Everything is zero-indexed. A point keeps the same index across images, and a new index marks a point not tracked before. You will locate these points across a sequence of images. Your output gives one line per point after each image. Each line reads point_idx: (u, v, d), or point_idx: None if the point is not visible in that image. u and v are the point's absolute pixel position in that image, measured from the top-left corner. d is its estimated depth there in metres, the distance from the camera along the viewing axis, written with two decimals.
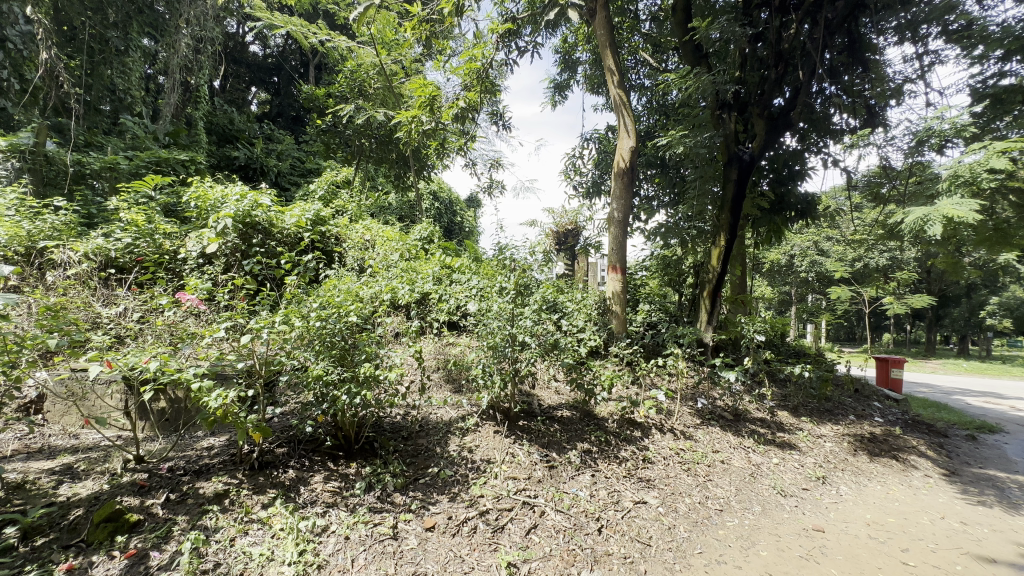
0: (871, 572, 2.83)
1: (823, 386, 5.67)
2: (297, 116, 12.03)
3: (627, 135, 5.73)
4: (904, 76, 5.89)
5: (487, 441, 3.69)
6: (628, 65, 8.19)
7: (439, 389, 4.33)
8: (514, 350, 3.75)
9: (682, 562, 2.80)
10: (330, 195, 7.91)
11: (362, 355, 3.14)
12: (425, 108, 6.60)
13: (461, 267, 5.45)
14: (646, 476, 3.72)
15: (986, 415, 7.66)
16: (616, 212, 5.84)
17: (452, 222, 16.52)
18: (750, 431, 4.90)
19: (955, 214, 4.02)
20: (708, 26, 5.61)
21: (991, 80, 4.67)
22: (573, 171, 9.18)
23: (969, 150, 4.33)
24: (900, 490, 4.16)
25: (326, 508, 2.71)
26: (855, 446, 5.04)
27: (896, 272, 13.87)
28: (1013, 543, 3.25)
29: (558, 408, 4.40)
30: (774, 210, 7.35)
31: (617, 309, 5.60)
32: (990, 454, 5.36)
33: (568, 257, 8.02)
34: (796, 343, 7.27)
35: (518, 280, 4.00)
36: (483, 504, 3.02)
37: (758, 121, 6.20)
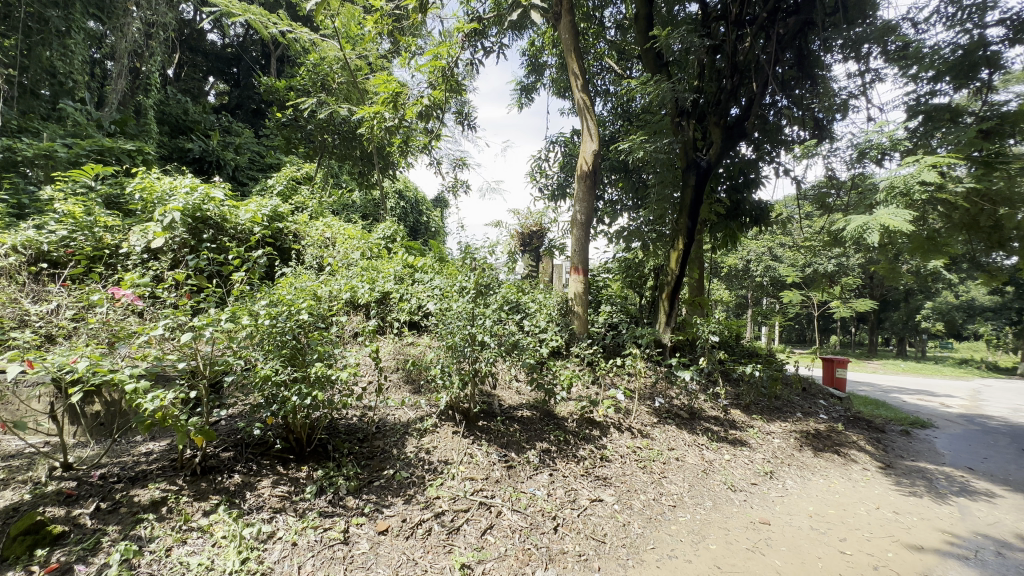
0: (812, 561, 2.96)
1: (773, 385, 5.89)
2: (258, 109, 11.56)
3: (590, 138, 5.80)
4: (848, 91, 6.24)
5: (446, 442, 3.64)
6: (594, 70, 8.34)
7: (399, 390, 4.25)
8: (474, 350, 3.72)
9: (634, 557, 2.85)
10: (290, 190, 7.61)
11: (314, 353, 3.02)
12: (389, 105, 6.50)
13: (424, 266, 5.37)
14: (603, 474, 3.77)
15: (920, 411, 8.22)
16: (579, 214, 5.90)
17: (418, 221, 16.28)
18: (703, 429, 5.05)
19: (891, 223, 4.29)
20: (668, 36, 5.78)
21: (924, 99, 5.03)
22: (538, 173, 9.25)
23: (901, 163, 4.62)
24: (841, 483, 4.39)
25: (273, 514, 2.60)
26: (801, 442, 5.29)
27: (842, 278, 14.65)
28: (939, 531, 3.48)
29: (519, 408, 4.40)
30: (730, 216, 7.61)
31: (578, 310, 5.66)
32: (921, 448, 5.74)
33: (533, 258, 8.06)
34: (750, 343, 7.54)
35: (478, 279, 4.00)
36: (438, 506, 2.97)
37: (715, 129, 6.40)
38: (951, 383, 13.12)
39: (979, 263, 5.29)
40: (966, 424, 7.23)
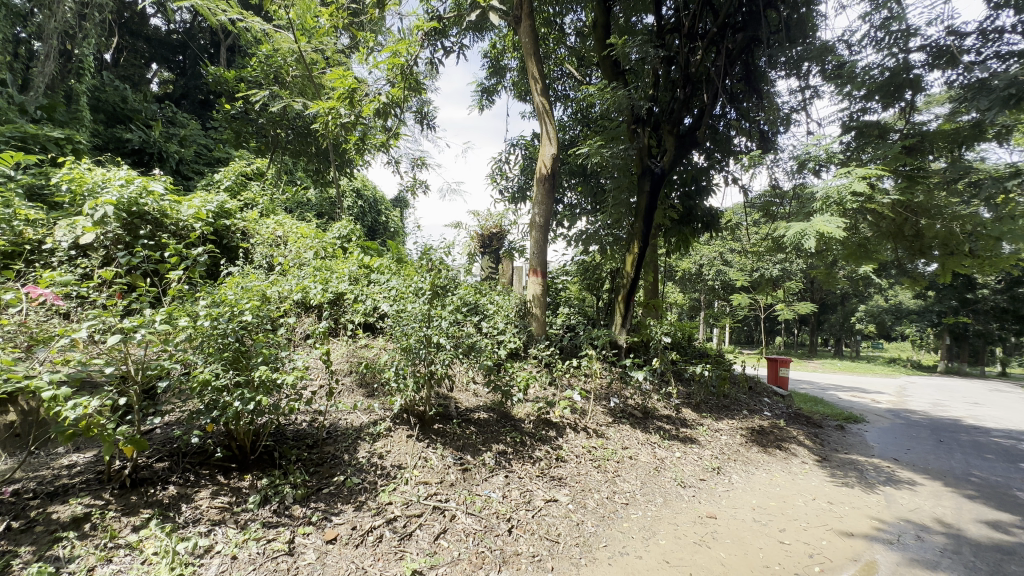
0: (753, 552, 3.10)
1: (721, 384, 6.14)
2: (205, 100, 10.96)
3: (548, 141, 5.85)
4: (791, 105, 6.61)
5: (400, 446, 3.55)
6: (554, 75, 8.45)
7: (351, 393, 4.11)
8: (429, 352, 3.67)
9: (587, 556, 2.89)
10: (239, 186, 7.22)
11: (258, 356, 2.87)
12: (344, 101, 6.33)
13: (380, 266, 5.24)
14: (558, 474, 3.81)
15: (853, 407, 8.79)
16: (538, 216, 5.94)
17: (376, 221, 15.94)
18: (656, 427, 5.19)
19: (825, 230, 4.57)
20: (625, 45, 5.93)
21: (857, 116, 5.40)
22: (499, 175, 9.26)
23: (835, 175, 4.93)
24: (782, 476, 4.63)
25: (211, 527, 2.45)
26: (746, 438, 5.53)
27: (785, 282, 15.49)
28: (868, 518, 3.72)
29: (476, 411, 4.36)
30: (683, 222, 7.89)
31: (536, 312, 5.69)
32: (853, 442, 6.13)
33: (492, 260, 8.05)
34: (701, 344, 7.82)
35: (434, 281, 3.95)
36: (390, 512, 2.90)
37: (669, 137, 6.60)
38: (881, 381, 14.14)
39: (905, 269, 5.72)
40: (893, 419, 7.79)
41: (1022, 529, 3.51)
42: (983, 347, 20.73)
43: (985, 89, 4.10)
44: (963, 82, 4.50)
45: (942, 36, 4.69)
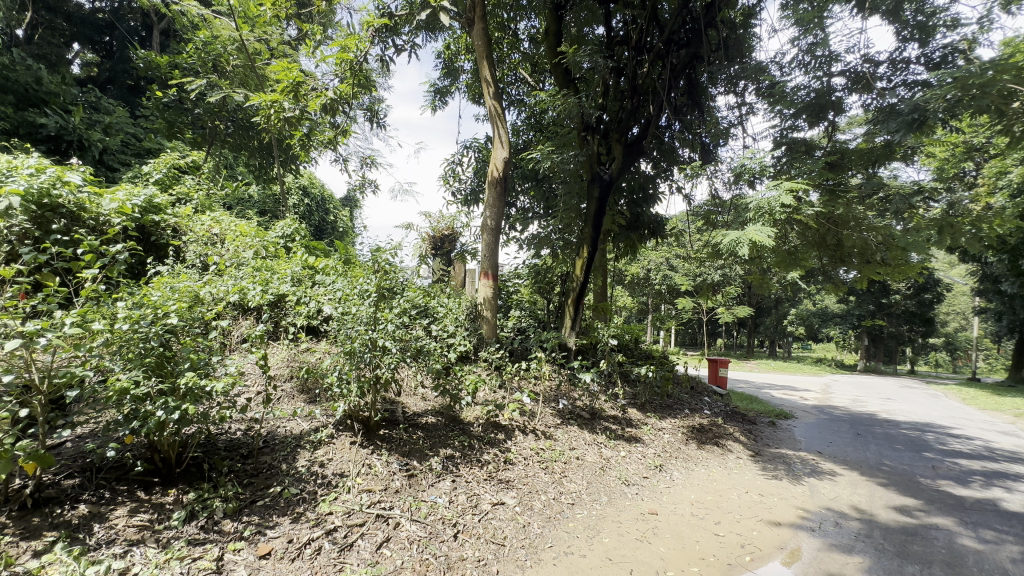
0: (691, 546, 3.23)
1: (664, 384, 6.41)
2: (135, 86, 10.17)
3: (500, 145, 5.86)
4: (729, 120, 7.00)
5: (342, 453, 3.42)
6: (508, 80, 8.49)
7: (292, 400, 3.91)
8: (374, 356, 3.53)
9: (532, 557, 2.91)
10: (171, 179, 6.73)
11: (185, 361, 2.66)
12: (289, 94, 6.07)
13: (326, 267, 5.04)
14: (506, 477, 3.82)
15: (785, 405, 9.35)
16: (489, 219, 5.93)
17: (324, 220, 15.36)
18: (602, 428, 5.31)
19: (757, 239, 4.86)
20: (576, 53, 6.07)
21: (787, 132, 5.80)
22: (452, 177, 9.19)
23: (766, 187, 5.25)
24: (719, 471, 4.87)
25: (127, 548, 2.25)
26: (687, 436, 5.78)
27: (725, 287, 16.34)
28: (794, 508, 3.98)
29: (423, 416, 4.27)
30: (631, 228, 8.13)
31: (487, 315, 5.68)
32: (783, 437, 6.55)
33: (444, 262, 7.96)
34: (647, 347, 8.08)
35: (380, 282, 3.84)
36: (330, 522, 2.79)
37: (617, 145, 6.78)
38: (809, 379, 15.17)
39: (829, 275, 6.17)
40: (819, 415, 8.39)
41: (923, 512, 3.87)
42: (895, 347, 22.87)
43: (894, 113, 4.54)
44: (877, 106, 4.94)
45: (860, 63, 5.14)
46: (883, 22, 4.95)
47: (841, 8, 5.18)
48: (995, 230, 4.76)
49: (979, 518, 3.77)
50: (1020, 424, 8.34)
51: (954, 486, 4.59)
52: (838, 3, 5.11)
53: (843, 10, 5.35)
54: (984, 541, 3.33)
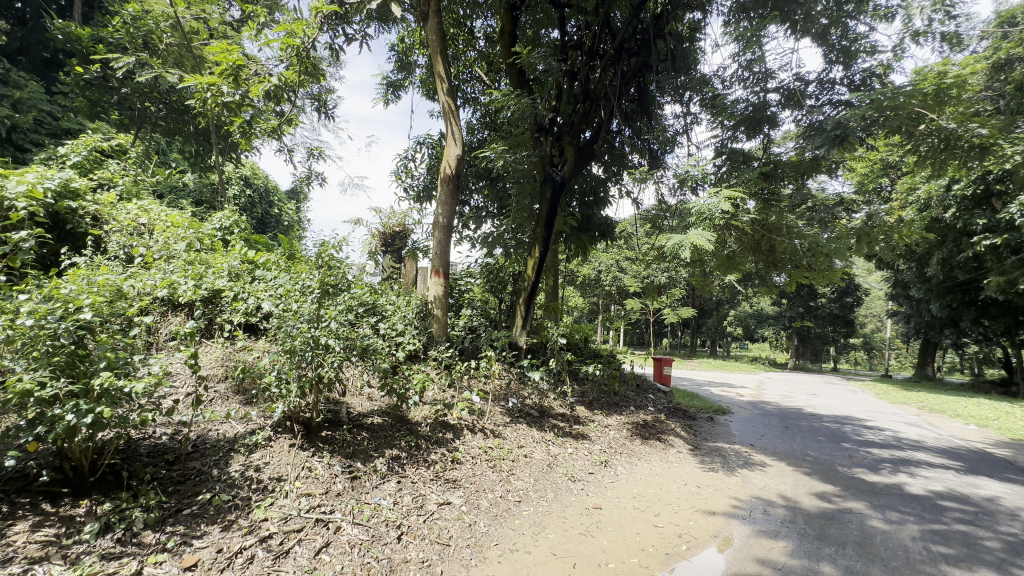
0: (632, 537, 3.34)
1: (611, 382, 6.62)
2: (51, 59, 9.23)
3: (454, 142, 5.80)
4: (676, 128, 7.30)
5: (280, 457, 3.25)
6: (464, 77, 8.44)
7: (226, 401, 3.68)
8: (317, 354, 3.37)
9: (477, 556, 2.90)
10: (93, 162, 6.17)
11: (101, 360, 2.43)
12: (227, 78, 5.62)
13: (267, 261, 4.73)
14: (453, 477, 3.79)
15: (723, 401, 9.86)
16: (441, 216, 5.85)
17: (267, 213, 14.60)
18: (551, 425, 5.39)
19: (698, 243, 5.10)
20: (531, 55, 6.12)
21: (727, 143, 6.12)
22: (404, 173, 9.00)
23: (708, 195, 5.50)
24: (660, 465, 5.07)
25: (27, 567, 2.02)
26: (631, 432, 5.97)
27: (671, 290, 17.02)
28: (728, 497, 4.21)
29: (369, 416, 4.14)
30: (582, 229, 8.28)
31: (438, 314, 5.61)
32: (719, 431, 6.91)
33: (394, 259, 7.80)
34: (596, 346, 8.27)
35: (324, 278, 3.70)
36: (265, 529, 2.66)
37: (569, 148, 6.89)
38: (746, 377, 16.07)
39: (764, 279, 6.58)
40: (752, 410, 8.91)
41: (840, 497, 4.21)
42: (821, 347, 24.76)
43: (821, 130, 4.92)
44: (806, 122, 5.32)
45: (792, 81, 5.51)
46: (813, 44, 5.34)
47: (777, 29, 5.53)
48: (904, 240, 5.24)
49: (887, 501, 4.15)
50: (923, 416, 9.24)
51: (866, 473, 5.02)
52: (774, 24, 5.45)
53: (779, 31, 5.72)
54: (890, 522, 3.66)
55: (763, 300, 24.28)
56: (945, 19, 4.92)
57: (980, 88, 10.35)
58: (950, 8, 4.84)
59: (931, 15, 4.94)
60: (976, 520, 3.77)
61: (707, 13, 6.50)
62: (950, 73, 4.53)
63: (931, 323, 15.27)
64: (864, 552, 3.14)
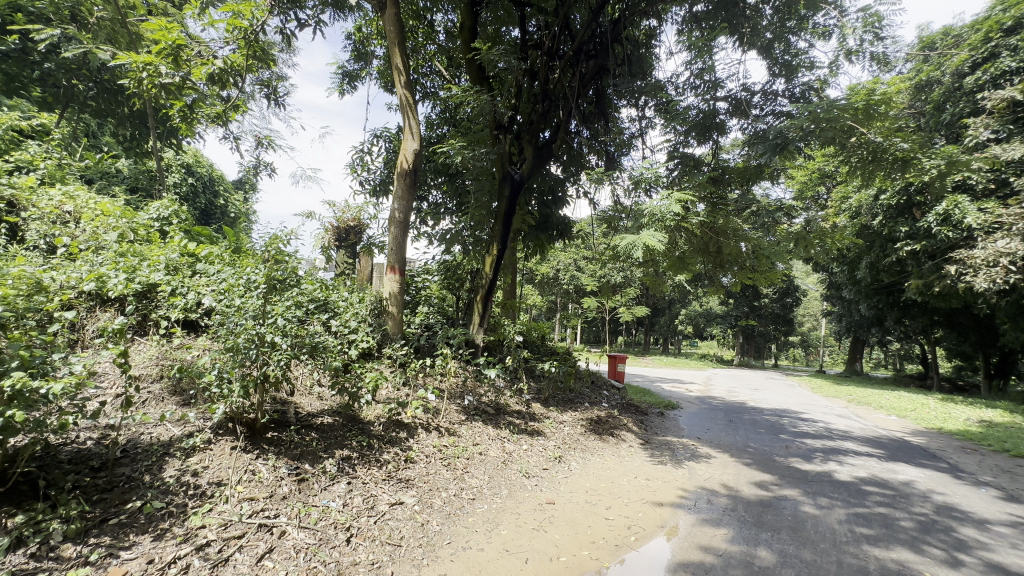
0: (583, 531, 3.40)
1: (566, 379, 6.75)
2: None
3: (411, 136, 5.69)
4: (632, 132, 7.49)
5: (221, 460, 3.08)
6: (423, 71, 8.31)
7: (160, 402, 3.44)
8: (262, 352, 3.23)
9: (429, 555, 2.87)
10: (9, 142, 5.61)
11: (12, 359, 2.20)
12: (166, 57, 5.24)
13: (210, 255, 4.45)
14: (406, 476, 3.73)
15: (673, 397, 10.26)
16: (398, 212, 5.73)
17: (211, 204, 13.81)
18: (506, 423, 5.41)
19: (650, 243, 5.26)
20: (491, 51, 6.09)
21: (679, 147, 6.34)
22: (360, 166, 8.75)
23: (660, 197, 5.66)
24: (612, 460, 5.20)
25: None
26: (585, 428, 6.09)
27: (626, 289, 17.51)
28: (676, 488, 4.38)
29: (318, 416, 4.00)
30: (540, 228, 8.35)
31: (393, 310, 5.49)
32: (669, 426, 7.17)
33: (348, 255, 7.57)
34: (553, 343, 8.38)
35: (270, 272, 3.54)
36: (202, 537, 2.51)
37: (528, 146, 6.92)
38: (694, 373, 16.76)
39: (712, 279, 6.87)
40: (700, 405, 9.31)
41: (777, 486, 4.47)
42: (763, 344, 26.19)
43: (764, 138, 5.19)
44: (751, 130, 5.61)
45: (739, 91, 5.77)
46: (759, 57, 5.63)
47: (726, 40, 5.78)
48: (837, 245, 5.62)
49: (818, 487, 4.45)
50: (852, 408, 9.98)
51: (801, 462, 5.36)
52: (724, 35, 5.70)
53: (728, 42, 5.98)
54: (820, 507, 3.93)
55: (712, 300, 25.42)
56: (874, 40, 5.30)
57: (905, 106, 11.28)
58: (878, 31, 5.22)
59: (863, 36, 5.31)
60: (894, 503, 4.11)
61: (662, 21, 6.70)
62: (878, 90, 4.90)
63: (860, 322, 16.49)
64: (796, 536, 3.34)
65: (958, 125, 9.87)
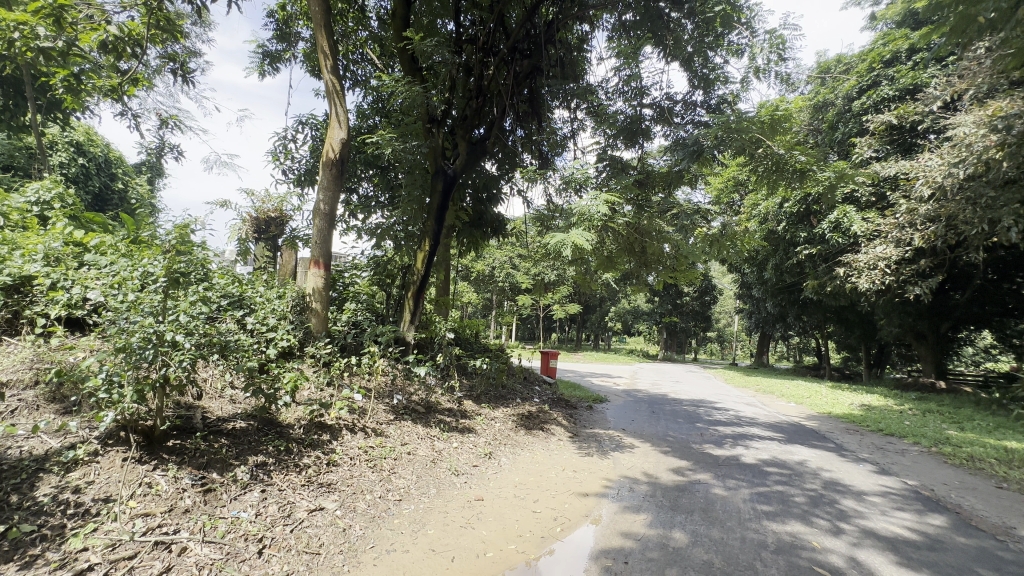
0: (510, 525, 3.43)
1: (497, 375, 6.80)
2: None
3: (338, 124, 5.40)
4: (564, 133, 7.65)
5: (109, 473, 2.74)
6: (353, 57, 7.96)
7: (33, 411, 2.99)
8: (162, 354, 2.91)
9: (351, 561, 2.76)
10: None
11: None
12: (45, 18, 4.56)
13: (101, 244, 3.95)
14: (328, 480, 3.55)
15: (602, 390, 10.63)
16: (323, 203, 5.42)
17: (108, 188, 12.35)
18: (437, 421, 5.34)
19: (579, 242, 5.39)
20: (424, 42, 5.93)
21: (608, 150, 6.62)
22: (283, 153, 8.21)
23: (589, 197, 5.83)
24: (541, 454, 5.29)
25: None
26: (516, 423, 6.17)
27: (560, 287, 17.96)
28: (600, 478, 4.54)
29: (230, 421, 3.69)
30: (474, 225, 8.31)
31: (317, 307, 5.20)
32: (596, 419, 7.43)
33: (268, 248, 7.09)
34: (486, 340, 8.39)
35: (172, 265, 3.22)
36: (84, 561, 2.23)
37: (462, 142, 6.84)
38: (622, 368, 17.55)
39: (638, 277, 7.20)
40: (626, 398, 9.74)
41: (691, 471, 4.79)
42: (685, 339, 27.98)
43: (684, 145, 5.52)
44: (673, 138, 5.95)
45: (663, 99, 6.09)
46: (681, 69, 5.98)
47: (652, 50, 6.07)
48: (747, 247, 6.11)
49: (727, 471, 4.82)
50: (759, 397, 10.92)
51: (713, 448, 5.78)
52: (650, 45, 5.98)
53: (654, 52, 6.28)
54: (728, 489, 4.26)
55: (639, 298, 26.76)
56: (778, 60, 5.80)
57: (805, 124, 12.51)
58: (782, 52, 5.72)
59: (769, 55, 5.79)
60: (790, 481, 4.55)
61: (594, 26, 6.90)
62: (782, 107, 5.38)
63: (767, 318, 18.11)
64: (706, 517, 3.60)
65: (848, 143, 11.13)
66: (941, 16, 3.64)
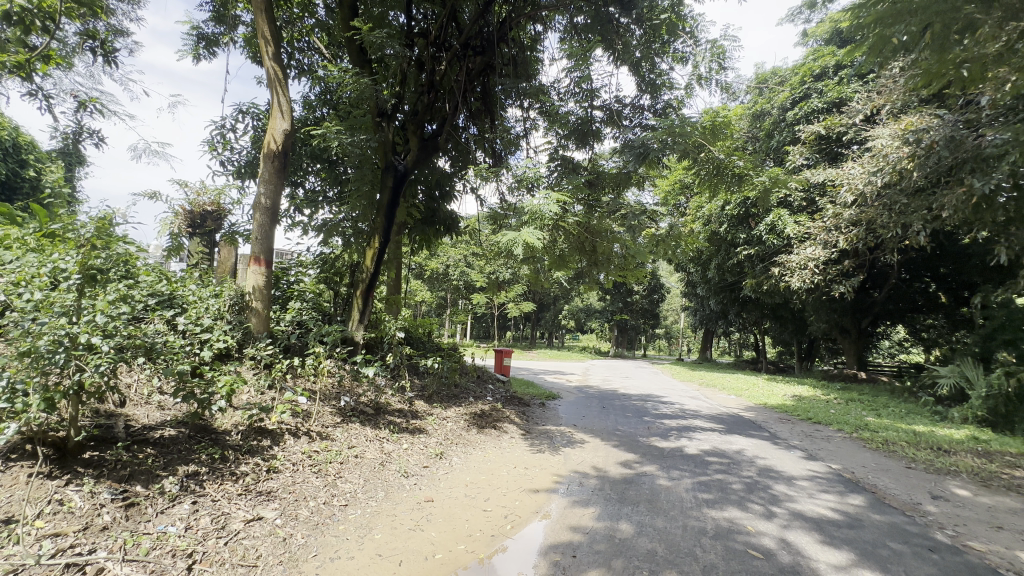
0: (461, 526, 3.39)
1: (448, 374, 6.73)
2: None
3: (280, 115, 5.12)
4: (518, 131, 7.67)
5: (11, 492, 2.47)
6: (298, 45, 7.63)
7: None
8: (76, 359, 2.66)
9: (291, 572, 2.63)
10: None
11: None
12: None
13: (4, 238, 3.56)
14: (268, 488, 3.38)
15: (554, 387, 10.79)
16: (264, 198, 5.13)
17: (16, 176, 11.16)
18: (386, 422, 5.21)
19: (530, 241, 5.42)
20: (372, 32, 5.75)
21: (560, 150, 6.72)
22: (220, 143, 7.73)
23: (540, 196, 5.87)
24: (493, 452, 5.29)
25: None
26: (468, 422, 6.13)
27: (513, 286, 18.05)
28: (551, 474, 4.59)
29: (158, 428, 3.43)
30: (427, 222, 8.18)
31: (257, 306, 4.93)
32: (548, 416, 7.52)
33: (204, 243, 6.66)
34: (438, 339, 8.28)
35: (89, 261, 2.95)
36: None
37: (413, 137, 6.70)
38: (575, 365, 17.90)
39: (588, 274, 7.33)
40: (578, 394, 9.91)
41: (638, 463, 4.94)
42: (634, 337, 28.91)
43: (631, 146, 5.68)
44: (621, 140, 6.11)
45: (613, 102, 6.24)
46: (629, 73, 6.16)
47: (602, 53, 6.19)
48: (691, 247, 6.39)
49: (672, 462, 5.01)
50: (702, 391, 11.44)
51: (659, 440, 5.99)
52: (600, 48, 6.10)
53: (604, 55, 6.42)
54: (672, 479, 4.43)
55: (591, 296, 27.38)
56: (719, 70, 6.08)
57: (744, 131, 13.19)
58: (722, 61, 6.00)
59: (710, 64, 6.06)
60: (729, 469, 4.80)
61: (546, 27, 6.95)
62: (723, 113, 5.66)
63: (710, 315, 19.03)
64: (651, 507, 3.72)
65: (782, 150, 11.86)
66: (861, 36, 3.94)
